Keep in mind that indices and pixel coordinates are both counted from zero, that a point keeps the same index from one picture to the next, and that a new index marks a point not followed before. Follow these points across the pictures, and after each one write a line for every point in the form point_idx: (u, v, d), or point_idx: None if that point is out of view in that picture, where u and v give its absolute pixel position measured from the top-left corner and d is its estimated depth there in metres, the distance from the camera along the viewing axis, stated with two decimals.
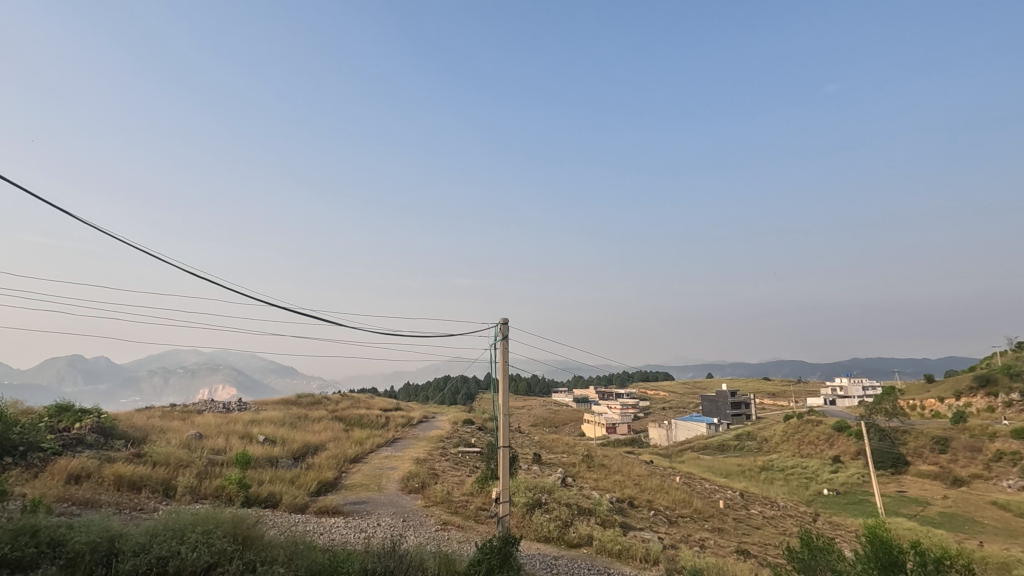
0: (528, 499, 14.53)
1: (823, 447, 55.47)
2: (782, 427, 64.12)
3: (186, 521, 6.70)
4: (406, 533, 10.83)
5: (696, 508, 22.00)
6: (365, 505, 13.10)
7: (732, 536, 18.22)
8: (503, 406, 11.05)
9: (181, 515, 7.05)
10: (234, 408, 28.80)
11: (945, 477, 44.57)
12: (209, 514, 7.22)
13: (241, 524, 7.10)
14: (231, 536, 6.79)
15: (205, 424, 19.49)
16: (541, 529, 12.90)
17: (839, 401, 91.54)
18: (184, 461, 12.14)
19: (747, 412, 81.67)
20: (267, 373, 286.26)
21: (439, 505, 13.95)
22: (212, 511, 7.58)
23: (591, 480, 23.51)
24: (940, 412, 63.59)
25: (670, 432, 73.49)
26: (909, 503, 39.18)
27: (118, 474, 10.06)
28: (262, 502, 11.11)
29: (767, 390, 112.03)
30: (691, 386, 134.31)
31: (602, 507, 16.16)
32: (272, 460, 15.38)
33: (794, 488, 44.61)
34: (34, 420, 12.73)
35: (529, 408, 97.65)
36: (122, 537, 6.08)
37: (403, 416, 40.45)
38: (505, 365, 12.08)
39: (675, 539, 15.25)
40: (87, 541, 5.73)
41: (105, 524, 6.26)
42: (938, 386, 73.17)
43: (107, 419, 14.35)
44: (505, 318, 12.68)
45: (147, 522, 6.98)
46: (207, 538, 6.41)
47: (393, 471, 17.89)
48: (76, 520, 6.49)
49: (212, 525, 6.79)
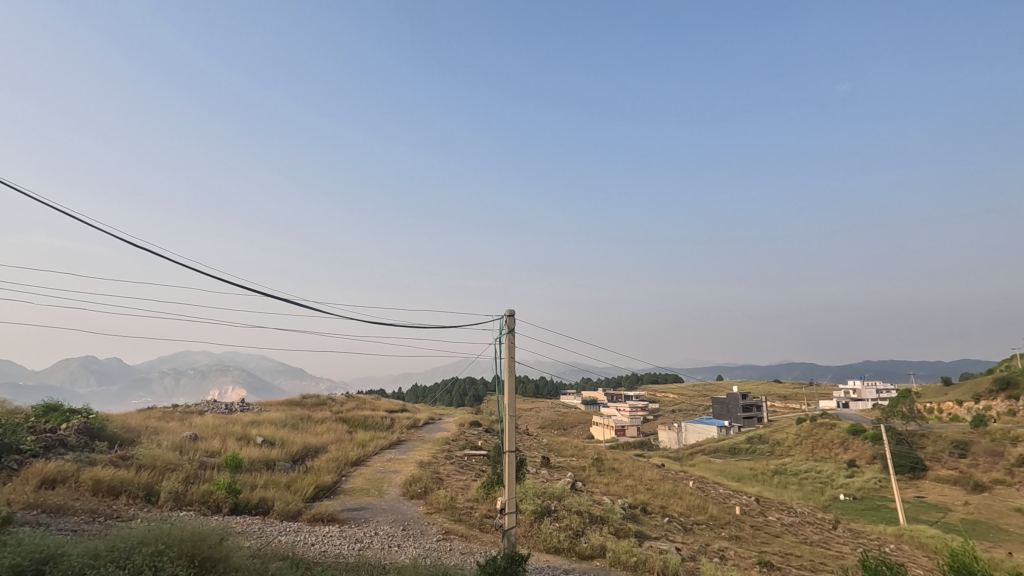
0: (537, 506, 13.71)
1: (837, 451, 54.21)
2: (794, 429, 62.85)
3: (136, 539, 6.02)
4: (406, 543, 10.14)
5: (711, 515, 21.11)
6: (363, 512, 12.34)
7: (751, 546, 17.35)
8: (509, 406, 10.20)
9: (140, 530, 6.46)
10: (238, 408, 28.18)
11: (966, 483, 43.18)
12: (171, 527, 6.58)
13: (204, 543, 6.37)
14: (188, 559, 6.07)
15: (202, 425, 18.80)
16: (550, 539, 12.11)
17: (853, 404, 89.90)
18: (172, 464, 11.47)
19: (758, 415, 80.44)
20: (275, 373, 287.40)
21: (442, 512, 13.17)
22: (181, 525, 6.91)
23: (602, 484, 22.80)
24: (958, 415, 62.17)
25: (679, 434, 72.35)
26: (929, 510, 37.86)
27: (96, 479, 9.38)
28: (252, 510, 10.38)
29: (778, 393, 110.32)
30: (701, 388, 132.82)
31: (615, 515, 15.29)
32: (269, 463, 14.74)
33: (809, 493, 43.56)
34: (19, 420, 12.12)
35: (537, 411, 96.54)
36: (60, 558, 5.42)
37: (407, 418, 39.67)
38: (511, 364, 11.25)
39: (694, 551, 14.39)
40: (13, 563, 5.04)
41: (43, 543, 5.56)
42: (955, 388, 71.51)
43: (97, 420, 13.66)
44: (511, 310, 11.87)
45: (101, 539, 6.34)
46: (158, 561, 5.71)
47: (396, 475, 17.11)
48: (11, 538, 5.79)
49: (168, 544, 6.10)
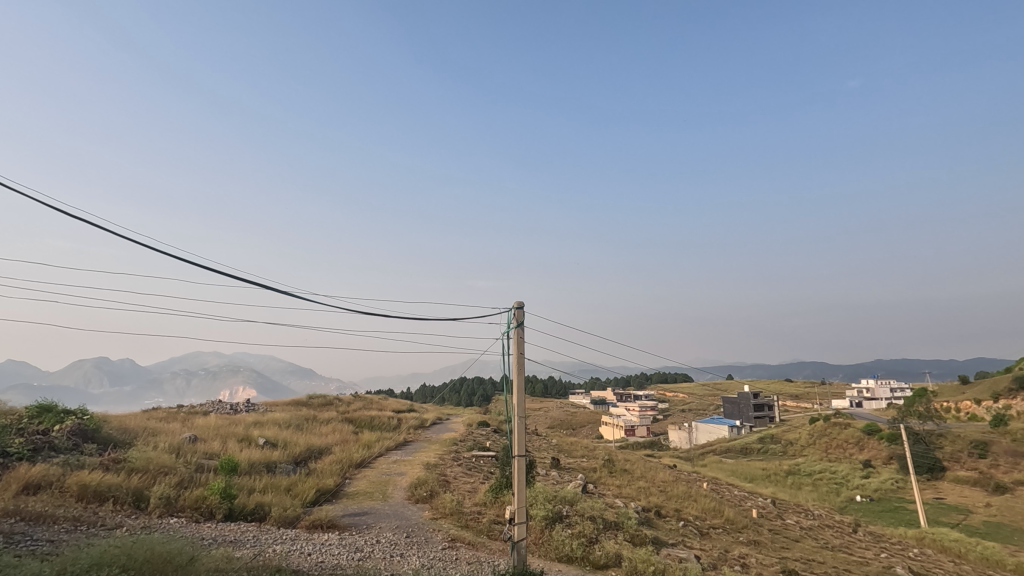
0: (548, 511, 13.12)
1: (852, 451, 53.14)
2: (808, 429, 61.70)
3: (89, 561, 5.52)
4: (409, 552, 9.57)
5: (728, 518, 20.39)
6: (366, 517, 11.80)
7: (771, 551, 16.65)
8: (518, 406, 9.58)
9: (104, 545, 6.05)
10: (242, 408, 27.81)
11: (987, 484, 41.97)
12: (141, 540, 6.22)
13: (174, 566, 5.85)
14: None
15: (203, 426, 18.32)
16: (563, 547, 11.50)
17: (867, 403, 88.40)
18: (166, 468, 10.93)
19: (770, 415, 79.24)
20: (284, 374, 288.20)
21: (448, 517, 12.57)
22: (153, 540, 6.41)
23: (613, 487, 22.09)
24: (977, 414, 60.83)
25: (690, 434, 71.40)
26: (949, 511, 36.82)
27: (82, 484, 8.90)
28: (248, 516, 9.84)
29: (790, 393, 108.66)
30: (711, 388, 131.50)
31: (630, 520, 14.62)
32: (270, 465, 14.24)
33: (824, 494, 42.52)
34: (10, 421, 11.64)
35: (546, 410, 95.62)
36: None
37: (415, 418, 39.29)
38: (520, 361, 10.62)
39: (714, 558, 13.70)
40: None
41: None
42: (973, 387, 69.99)
43: (92, 421, 13.25)
44: (520, 302, 11.23)
45: (62, 556, 5.87)
46: None
47: (401, 476, 16.60)
48: None
49: (126, 566, 5.60)
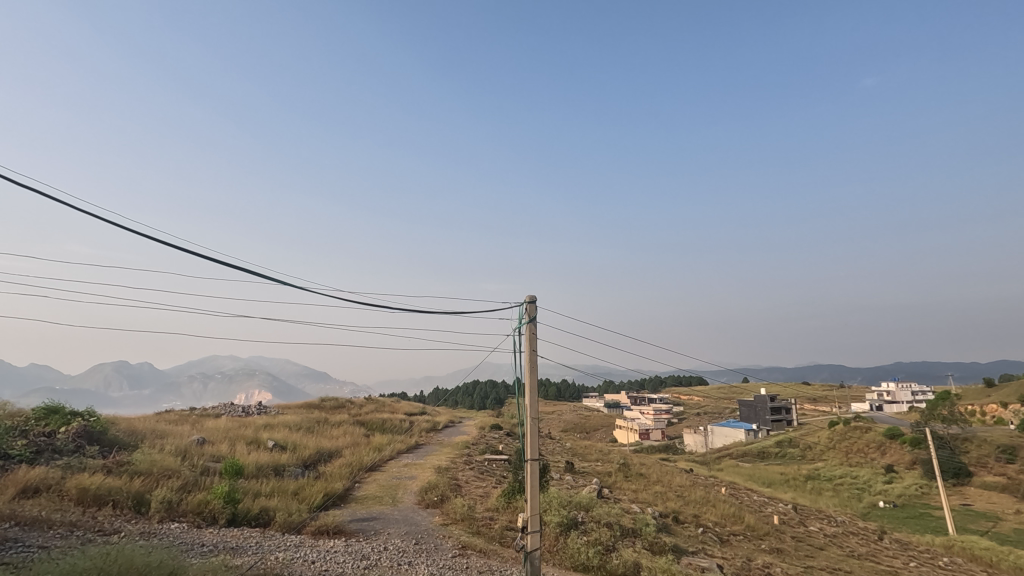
0: (562, 518, 12.65)
1: (873, 456, 51.78)
2: (827, 433, 60.33)
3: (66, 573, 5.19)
4: (417, 560, 9.17)
5: (748, 525, 19.72)
6: (374, 522, 11.42)
7: (796, 559, 15.97)
8: (531, 408, 9.15)
9: (87, 555, 5.72)
10: (253, 411, 27.72)
11: (1016, 490, 40.56)
12: (126, 550, 5.89)
13: None
14: None
15: (214, 428, 18.17)
16: (578, 555, 11.03)
17: (888, 407, 86.37)
18: (169, 470, 10.68)
19: (788, 418, 77.81)
20: (299, 377, 290.37)
21: (459, 523, 12.17)
22: (141, 550, 6.02)
23: (629, 491, 21.51)
24: (1004, 418, 59.11)
25: (706, 438, 70.29)
26: (977, 518, 35.61)
27: (81, 487, 8.66)
28: (252, 521, 9.53)
29: (809, 396, 106.72)
30: (727, 391, 129.70)
31: (647, 526, 14.11)
32: (278, 468, 13.96)
33: (846, 499, 41.39)
34: (15, 423, 11.47)
35: (559, 413, 94.91)
36: None
37: (427, 421, 39.04)
38: (531, 362, 10.20)
39: (736, 568, 13.06)
40: None
41: None
42: (999, 390, 68.01)
43: (99, 422, 13.10)
44: (532, 297, 10.80)
45: (40, 567, 5.52)
46: None
47: (411, 480, 16.29)
48: None
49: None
